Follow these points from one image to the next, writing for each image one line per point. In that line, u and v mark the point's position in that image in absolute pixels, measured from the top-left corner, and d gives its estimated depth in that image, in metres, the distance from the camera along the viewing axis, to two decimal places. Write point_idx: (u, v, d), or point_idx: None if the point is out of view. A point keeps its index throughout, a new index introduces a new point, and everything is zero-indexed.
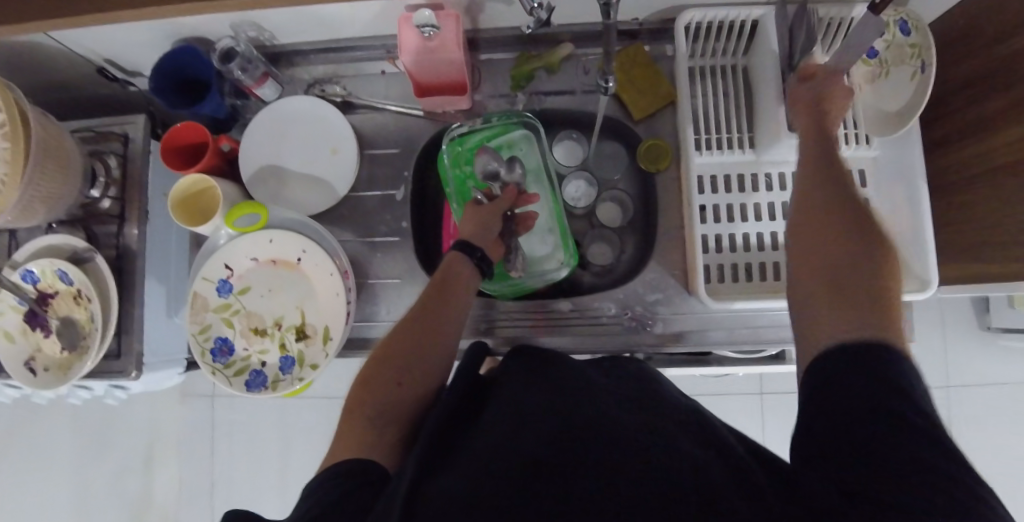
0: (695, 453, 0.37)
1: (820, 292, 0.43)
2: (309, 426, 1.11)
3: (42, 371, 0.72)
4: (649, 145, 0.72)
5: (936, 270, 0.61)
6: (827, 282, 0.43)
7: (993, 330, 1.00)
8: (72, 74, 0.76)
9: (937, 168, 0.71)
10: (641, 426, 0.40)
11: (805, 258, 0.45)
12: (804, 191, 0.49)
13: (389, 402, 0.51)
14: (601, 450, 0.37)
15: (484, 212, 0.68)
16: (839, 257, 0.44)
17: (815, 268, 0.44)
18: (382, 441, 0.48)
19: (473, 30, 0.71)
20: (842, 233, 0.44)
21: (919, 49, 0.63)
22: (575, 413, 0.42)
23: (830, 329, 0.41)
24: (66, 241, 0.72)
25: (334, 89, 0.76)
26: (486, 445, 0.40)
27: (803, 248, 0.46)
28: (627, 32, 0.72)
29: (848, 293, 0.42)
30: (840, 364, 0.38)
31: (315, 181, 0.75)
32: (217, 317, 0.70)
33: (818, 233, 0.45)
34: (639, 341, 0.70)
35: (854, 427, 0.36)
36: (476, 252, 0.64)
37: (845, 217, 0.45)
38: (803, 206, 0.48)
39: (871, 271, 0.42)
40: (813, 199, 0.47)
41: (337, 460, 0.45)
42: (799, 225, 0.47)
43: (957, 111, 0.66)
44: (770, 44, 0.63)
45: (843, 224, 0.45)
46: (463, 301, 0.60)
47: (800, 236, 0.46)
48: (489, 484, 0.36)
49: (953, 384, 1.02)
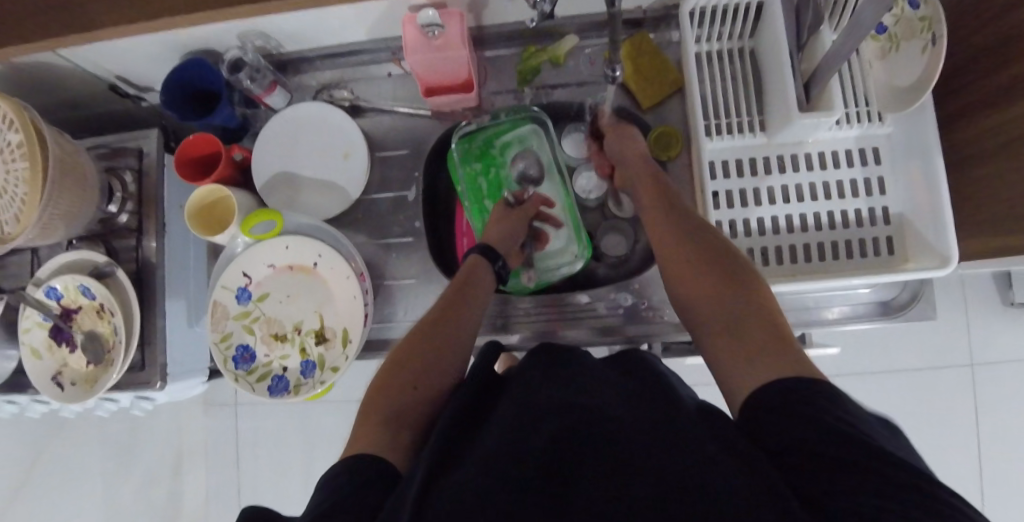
0: (707, 446, 0.37)
1: (720, 344, 0.46)
2: (331, 431, 1.12)
3: (69, 385, 0.73)
4: (660, 134, 0.71)
5: (957, 246, 0.59)
6: (721, 334, 0.47)
7: (1017, 305, 0.98)
8: (86, 92, 0.78)
9: (954, 144, 0.70)
10: (643, 420, 0.40)
11: (703, 323, 0.49)
12: (689, 240, 0.55)
13: (399, 403, 0.50)
14: (602, 448, 0.38)
15: (510, 219, 0.71)
16: (726, 311, 0.48)
17: (714, 329, 0.48)
18: (396, 438, 0.47)
19: (477, 28, 0.71)
20: (726, 292, 0.49)
21: (930, 22, 0.62)
22: (581, 411, 0.42)
23: (736, 369, 0.44)
24: (87, 257, 0.73)
25: (341, 93, 0.76)
26: (492, 444, 0.40)
27: (698, 313, 0.50)
28: (632, 21, 0.71)
29: (749, 335, 0.45)
30: (778, 408, 0.38)
31: (328, 186, 0.75)
32: (238, 324, 0.71)
33: (705, 295, 0.50)
34: (658, 330, 0.70)
35: (837, 449, 0.34)
36: (496, 260, 0.66)
37: (726, 274, 0.51)
38: (696, 286, 0.52)
39: (760, 314, 0.47)
40: (702, 263, 0.52)
41: (353, 454, 0.45)
42: (690, 287, 0.52)
43: (972, 84, 0.65)
44: (776, 25, 0.63)
45: (723, 279, 0.50)
46: (479, 306, 0.61)
47: (695, 299, 0.51)
48: (493, 483, 0.36)
49: (978, 362, 1.00)
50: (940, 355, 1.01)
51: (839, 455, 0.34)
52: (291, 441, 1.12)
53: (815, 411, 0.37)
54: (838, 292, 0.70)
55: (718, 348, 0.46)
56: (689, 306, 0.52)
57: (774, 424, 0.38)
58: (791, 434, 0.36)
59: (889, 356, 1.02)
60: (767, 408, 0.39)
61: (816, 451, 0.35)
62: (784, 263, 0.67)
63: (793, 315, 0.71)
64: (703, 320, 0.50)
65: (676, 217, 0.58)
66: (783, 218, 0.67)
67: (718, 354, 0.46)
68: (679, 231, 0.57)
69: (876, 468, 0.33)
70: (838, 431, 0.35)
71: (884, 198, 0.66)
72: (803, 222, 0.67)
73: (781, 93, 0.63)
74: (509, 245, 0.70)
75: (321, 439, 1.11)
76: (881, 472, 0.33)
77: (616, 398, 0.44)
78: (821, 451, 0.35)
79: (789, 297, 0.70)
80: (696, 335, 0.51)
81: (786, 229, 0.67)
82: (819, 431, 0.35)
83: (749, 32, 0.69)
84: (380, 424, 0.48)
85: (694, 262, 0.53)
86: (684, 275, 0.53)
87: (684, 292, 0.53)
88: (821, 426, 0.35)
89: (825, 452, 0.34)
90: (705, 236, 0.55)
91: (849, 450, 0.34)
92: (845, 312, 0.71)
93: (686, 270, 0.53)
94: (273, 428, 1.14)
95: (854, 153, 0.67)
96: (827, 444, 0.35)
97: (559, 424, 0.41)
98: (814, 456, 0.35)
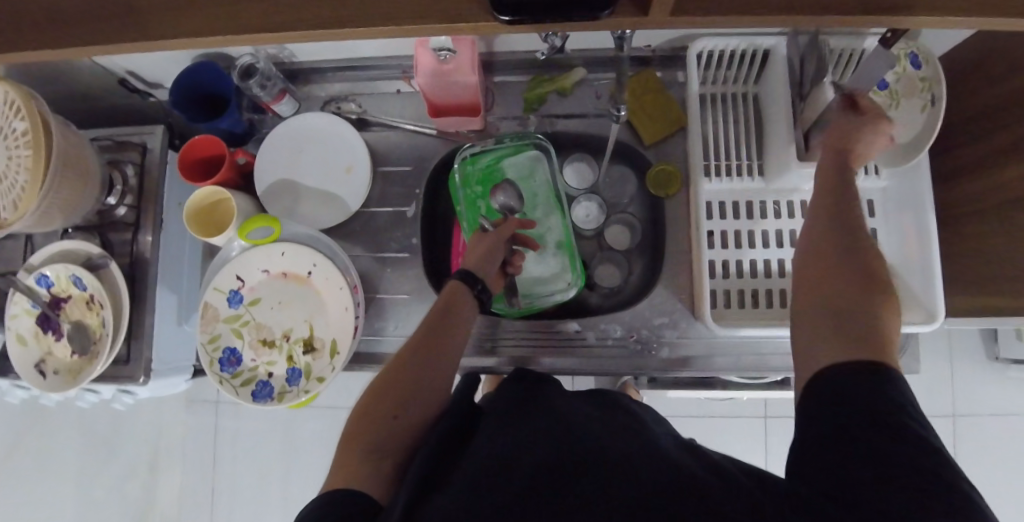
0: (697, 471, 0.38)
1: (819, 311, 0.44)
2: (312, 434, 1.11)
3: (52, 374, 0.73)
4: (658, 170, 0.73)
5: (942, 301, 0.61)
6: (825, 306, 0.44)
7: (1001, 361, 0.99)
8: (95, 86, 0.78)
9: (947, 201, 0.71)
10: (629, 440, 0.41)
11: (812, 284, 0.46)
12: (829, 209, 0.49)
13: (382, 431, 0.50)
14: (598, 458, 0.39)
15: (491, 240, 0.68)
16: (846, 290, 0.44)
17: (822, 296, 0.45)
18: (378, 469, 0.48)
19: (489, 53, 0.73)
20: (854, 275, 0.45)
21: (931, 83, 0.63)
22: (568, 427, 0.43)
23: (819, 339, 0.43)
24: (81, 247, 0.73)
25: (348, 106, 0.77)
26: (484, 452, 0.42)
27: (812, 273, 0.47)
28: (640, 58, 0.73)
29: (851, 318, 0.42)
30: (843, 387, 0.39)
31: (328, 197, 0.76)
32: (228, 327, 0.71)
33: (826, 258, 0.46)
34: (644, 365, 0.70)
35: (858, 440, 0.36)
36: (477, 284, 0.64)
37: (859, 253, 0.46)
38: (820, 246, 0.47)
39: (872, 307, 0.43)
40: (839, 235, 0.47)
41: (334, 486, 0.46)
42: (813, 248, 0.48)
43: (968, 145, 0.67)
44: (780, 74, 0.64)
45: (856, 259, 0.46)
46: (468, 317, 0.62)
47: (810, 262, 0.47)
48: (491, 484, 0.38)
49: (961, 413, 1.01)
50: (924, 405, 1.01)
51: (869, 468, 0.35)
52: (270, 443, 1.12)
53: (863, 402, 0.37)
54: None
55: (810, 315, 0.45)
56: (801, 255, 0.49)
57: (812, 412, 0.39)
58: (832, 416, 0.38)
59: None
60: (830, 385, 0.39)
61: (840, 453, 0.36)
62: (773, 306, 0.67)
63: (781, 359, 0.68)
64: (813, 282, 0.46)
65: (838, 168, 0.51)
66: (777, 262, 0.68)
67: (807, 318, 0.45)
68: (824, 176, 0.51)
69: (895, 460, 0.34)
70: (872, 415, 0.36)
71: None
72: None
73: (780, 137, 0.64)
74: (490, 267, 0.67)
75: (301, 442, 1.11)
76: (897, 468, 0.34)
77: (593, 419, 0.45)
78: (846, 439, 0.36)
79: (777, 341, 0.68)
80: (795, 287, 0.48)
81: (778, 274, 0.68)
82: (855, 434, 0.36)
83: (753, 78, 0.70)
84: (362, 452, 0.49)
85: (827, 233, 0.48)
86: (814, 226, 0.49)
87: (802, 251, 0.49)
88: (857, 416, 0.37)
89: (839, 437, 0.37)
90: (857, 214, 0.49)
91: (877, 441, 0.35)
92: None
93: (816, 235, 0.48)
94: (252, 430, 1.12)
95: None
96: (855, 450, 0.36)
97: (554, 435, 0.42)
98: (833, 462, 0.36)
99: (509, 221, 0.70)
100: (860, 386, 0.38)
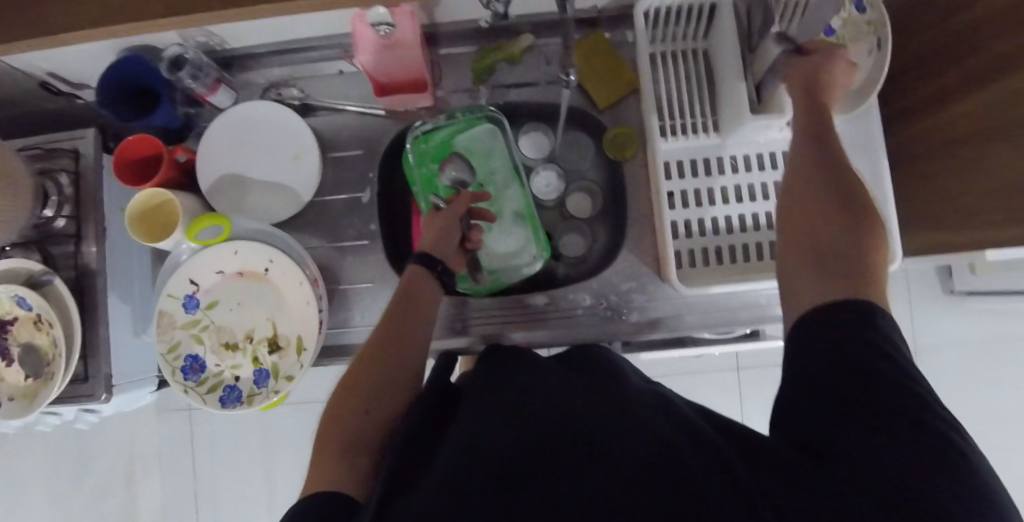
0: (677, 440, 0.37)
1: (806, 251, 0.44)
2: (291, 432, 1.09)
3: (8, 401, 0.69)
4: (615, 133, 0.72)
5: (899, 245, 0.62)
6: (806, 246, 0.45)
7: (957, 293, 1.03)
8: (15, 92, 0.73)
9: (899, 143, 0.72)
10: (612, 414, 0.40)
11: (796, 224, 0.46)
12: (804, 169, 0.48)
13: (358, 431, 0.49)
14: (583, 436, 0.38)
15: (445, 217, 0.66)
16: (825, 230, 0.45)
17: (803, 232, 0.46)
18: (355, 467, 0.46)
19: (431, 26, 0.70)
20: (838, 214, 0.45)
21: (877, 27, 0.62)
22: (554, 405, 0.43)
23: (804, 282, 0.43)
24: (21, 265, 0.69)
25: (291, 92, 0.75)
26: (470, 441, 0.41)
27: (794, 210, 0.47)
28: (587, 20, 0.71)
29: (835, 257, 0.43)
30: (827, 338, 0.39)
31: (277, 188, 0.73)
32: (186, 334, 0.68)
33: (808, 200, 0.46)
34: (615, 331, 0.71)
35: (846, 393, 0.36)
36: (437, 265, 0.62)
37: (841, 193, 0.46)
38: (800, 189, 0.48)
39: (856, 244, 0.43)
40: (818, 183, 0.47)
41: (312, 489, 0.44)
42: (795, 189, 0.48)
43: (917, 84, 0.67)
44: (728, 28, 0.63)
45: (838, 200, 0.45)
46: (432, 305, 0.61)
47: (789, 208, 0.48)
48: (474, 470, 0.37)
49: (920, 347, 1.05)
50: None
51: (855, 424, 0.35)
52: (250, 446, 1.10)
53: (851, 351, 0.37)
54: None
55: (793, 255, 0.45)
56: (783, 200, 0.49)
57: (798, 377, 0.39)
58: (823, 373, 0.38)
59: None
60: (817, 336, 0.39)
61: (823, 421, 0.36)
62: (737, 261, 0.67)
63: (748, 313, 0.69)
64: (795, 221, 0.47)
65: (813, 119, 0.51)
66: (739, 217, 0.68)
67: (790, 257, 0.45)
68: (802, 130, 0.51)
69: (876, 410, 0.35)
70: (862, 368, 0.36)
71: None
72: (755, 222, 0.68)
73: (732, 91, 0.63)
74: (446, 246, 0.65)
75: (281, 440, 1.09)
76: (880, 421, 0.34)
77: (577, 394, 0.44)
78: (838, 398, 0.36)
79: (743, 295, 0.69)
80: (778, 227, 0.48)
81: (739, 229, 0.68)
82: (843, 402, 0.36)
83: (702, 33, 0.69)
84: (338, 453, 0.47)
85: (801, 185, 0.48)
86: (791, 181, 0.49)
87: (784, 199, 0.49)
88: (843, 374, 0.37)
89: (825, 394, 0.37)
90: (839, 164, 0.48)
91: (858, 393, 0.36)
92: None
93: (792, 186, 0.48)
94: (230, 434, 1.10)
95: None
96: (841, 419, 0.35)
97: (542, 415, 0.41)
98: (819, 421, 0.36)
99: (463, 196, 0.68)
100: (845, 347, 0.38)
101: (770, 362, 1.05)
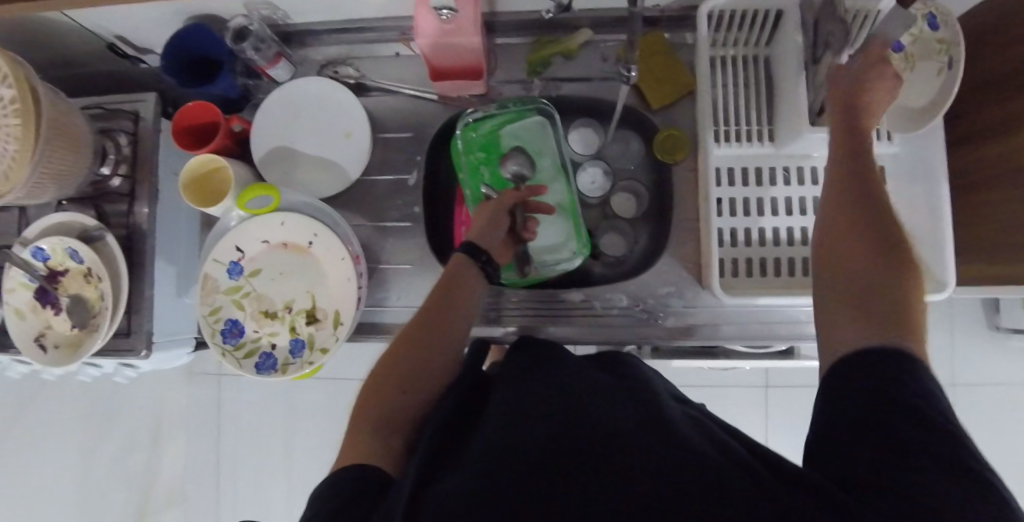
0: (709, 453, 0.37)
1: (841, 289, 0.43)
2: (313, 406, 1.11)
3: (52, 348, 0.72)
4: (666, 136, 0.71)
5: (953, 272, 0.60)
6: (841, 283, 0.44)
7: (1002, 330, 0.99)
8: (84, 51, 0.76)
9: (961, 168, 0.70)
10: (640, 420, 0.40)
11: (833, 259, 0.45)
12: (847, 191, 0.46)
13: (391, 410, 0.50)
14: (609, 440, 0.37)
15: (493, 211, 0.66)
16: (867, 278, 0.42)
17: (838, 269, 0.44)
18: (387, 445, 0.47)
19: (491, 14, 0.70)
20: (877, 250, 0.43)
21: (948, 45, 0.61)
22: (582, 404, 0.42)
23: (839, 323, 0.42)
24: (76, 219, 0.72)
25: (347, 70, 0.75)
26: (494, 434, 0.41)
27: (830, 241, 0.46)
28: (649, 19, 0.70)
29: (871, 299, 0.41)
30: (865, 371, 0.38)
31: (326, 163, 0.74)
32: (228, 299, 0.70)
33: (847, 232, 0.45)
34: (648, 334, 0.70)
35: (881, 425, 0.35)
36: (481, 257, 0.62)
37: (883, 240, 0.43)
38: (838, 217, 0.46)
39: (895, 283, 0.42)
40: (857, 216, 0.45)
41: (345, 463, 0.45)
42: (835, 215, 0.46)
43: (986, 109, 0.65)
44: (795, 36, 0.62)
45: (882, 250, 0.43)
46: (472, 290, 0.60)
47: (824, 249, 0.46)
48: (498, 464, 0.37)
49: (959, 382, 1.01)
50: None
51: (887, 458, 0.34)
52: (272, 416, 1.12)
53: (888, 386, 0.36)
54: None
55: (830, 301, 0.43)
56: (820, 227, 0.47)
57: (829, 408, 0.39)
58: (858, 404, 0.37)
59: None
60: (856, 371, 0.38)
61: (848, 439, 0.36)
62: (780, 275, 0.66)
63: (787, 329, 0.68)
64: (832, 259, 0.45)
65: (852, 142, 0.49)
66: (786, 229, 0.66)
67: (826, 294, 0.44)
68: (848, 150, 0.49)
69: (910, 442, 0.34)
70: (902, 404, 0.35)
71: None
72: (802, 236, 0.67)
73: (794, 102, 0.62)
74: (492, 239, 0.65)
75: (303, 413, 1.11)
76: (913, 455, 0.34)
77: (610, 395, 0.44)
78: (869, 430, 0.36)
79: (784, 310, 0.67)
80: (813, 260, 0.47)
81: (786, 241, 0.67)
82: (867, 422, 0.36)
83: (765, 40, 0.68)
84: (369, 432, 0.48)
85: (846, 213, 0.45)
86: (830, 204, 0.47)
87: (821, 226, 0.47)
88: (876, 407, 0.36)
89: (860, 424, 0.36)
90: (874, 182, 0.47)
91: (895, 426, 0.35)
92: None
93: (833, 222, 0.46)
94: (254, 402, 1.12)
95: None
96: (863, 440, 0.36)
97: (568, 413, 0.41)
98: (849, 450, 0.36)
99: (513, 190, 0.68)
100: (879, 377, 0.37)
101: (799, 382, 1.03)
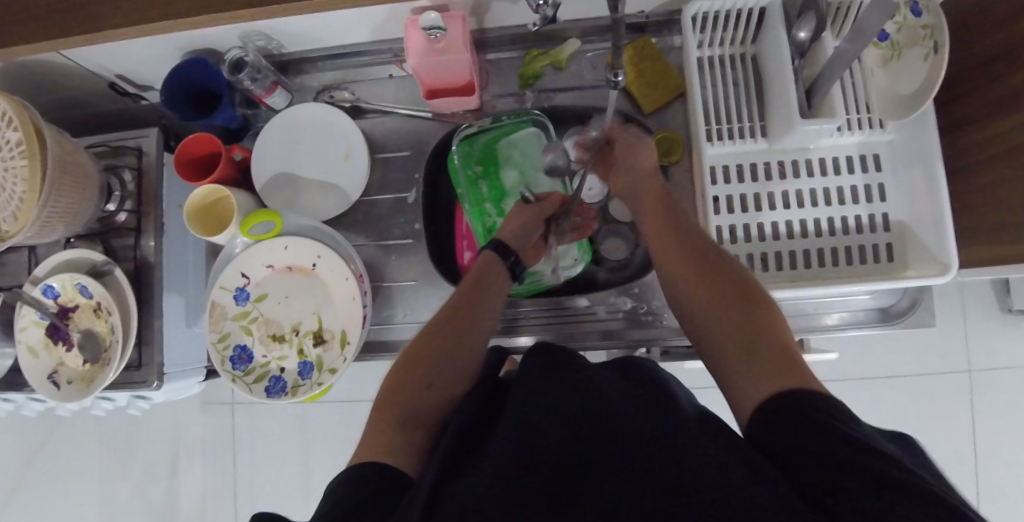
0: (716, 450, 0.36)
1: (720, 353, 0.46)
2: (327, 429, 1.11)
3: (66, 384, 0.72)
4: (660, 137, 0.72)
5: (957, 253, 0.59)
6: (725, 338, 0.46)
7: (1015, 312, 0.98)
8: (86, 92, 0.78)
9: (956, 152, 0.70)
10: (650, 423, 0.40)
11: (711, 326, 0.48)
12: (677, 259, 0.54)
13: (410, 406, 0.50)
14: (614, 450, 0.38)
15: (530, 213, 0.69)
16: (730, 321, 0.47)
17: (712, 336, 0.48)
18: (408, 447, 0.46)
19: (480, 31, 0.71)
20: (728, 300, 0.48)
21: (932, 30, 0.61)
22: (591, 411, 0.42)
23: (738, 381, 0.43)
24: (86, 256, 0.73)
25: (342, 94, 0.76)
26: (494, 448, 0.40)
27: (696, 310, 0.50)
28: (635, 26, 0.72)
29: (750, 341, 0.44)
30: (809, 411, 0.36)
31: (329, 186, 0.75)
32: (236, 325, 0.71)
33: (704, 292, 0.50)
34: (655, 336, 0.70)
35: (842, 448, 0.34)
36: (510, 256, 0.65)
37: (718, 277, 0.51)
38: (688, 282, 0.52)
39: (759, 320, 0.46)
40: (700, 276, 0.51)
41: (363, 459, 0.45)
42: (687, 277, 0.52)
43: (975, 92, 0.65)
44: (778, 32, 0.62)
45: (733, 295, 0.49)
46: (497, 293, 0.62)
47: (699, 319, 0.49)
48: (503, 477, 0.37)
49: (976, 368, 1.00)
50: (938, 362, 1.01)
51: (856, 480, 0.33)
52: (286, 441, 1.12)
53: (833, 419, 0.36)
54: (838, 299, 0.69)
55: (729, 364, 0.45)
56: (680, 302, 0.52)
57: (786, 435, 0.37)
58: (809, 432, 0.35)
59: (887, 362, 1.02)
60: (795, 410, 0.37)
61: (820, 448, 0.34)
62: (783, 269, 0.66)
63: None
64: (707, 325, 0.49)
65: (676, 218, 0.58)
66: (785, 224, 0.67)
67: (722, 358, 0.46)
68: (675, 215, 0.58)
69: (876, 464, 0.33)
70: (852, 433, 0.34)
71: (884, 205, 0.66)
72: (803, 228, 0.67)
73: (782, 97, 0.62)
74: (523, 241, 0.68)
75: (317, 437, 1.11)
76: (877, 476, 0.32)
77: (622, 401, 0.43)
78: (830, 455, 0.34)
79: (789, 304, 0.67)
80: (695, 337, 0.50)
81: (787, 235, 0.67)
82: (834, 439, 0.34)
83: (751, 38, 0.69)
84: (385, 431, 0.47)
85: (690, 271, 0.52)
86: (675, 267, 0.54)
87: (678, 298, 0.53)
88: (826, 435, 0.35)
89: (826, 449, 0.34)
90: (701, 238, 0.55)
91: (851, 445, 0.34)
92: (843, 319, 0.70)
93: (694, 303, 0.50)
94: (269, 429, 1.12)
95: (854, 160, 0.67)
96: (839, 449, 0.34)
97: (577, 420, 0.41)
98: (812, 469, 0.34)
99: (552, 197, 0.71)
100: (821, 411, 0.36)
101: None
